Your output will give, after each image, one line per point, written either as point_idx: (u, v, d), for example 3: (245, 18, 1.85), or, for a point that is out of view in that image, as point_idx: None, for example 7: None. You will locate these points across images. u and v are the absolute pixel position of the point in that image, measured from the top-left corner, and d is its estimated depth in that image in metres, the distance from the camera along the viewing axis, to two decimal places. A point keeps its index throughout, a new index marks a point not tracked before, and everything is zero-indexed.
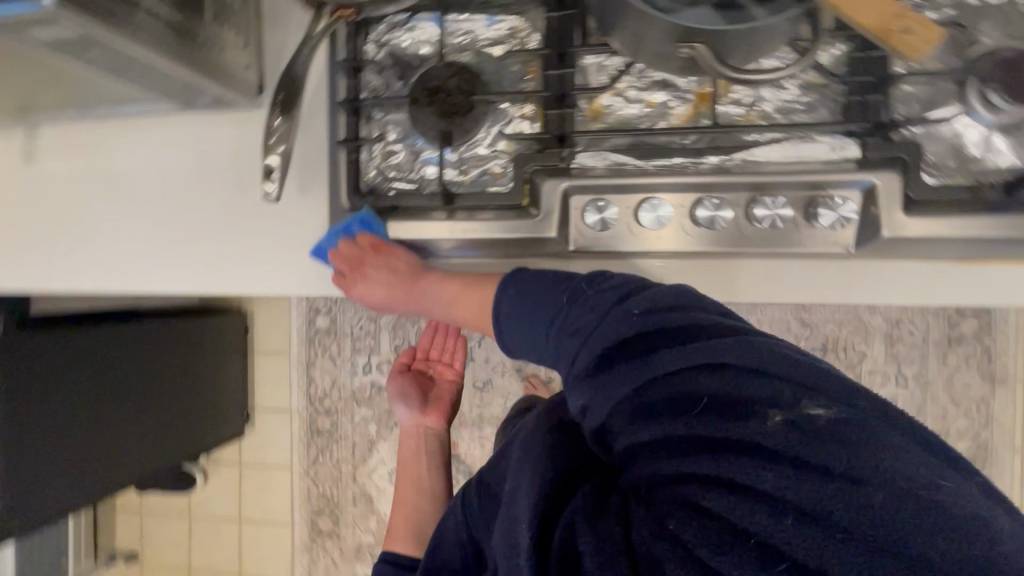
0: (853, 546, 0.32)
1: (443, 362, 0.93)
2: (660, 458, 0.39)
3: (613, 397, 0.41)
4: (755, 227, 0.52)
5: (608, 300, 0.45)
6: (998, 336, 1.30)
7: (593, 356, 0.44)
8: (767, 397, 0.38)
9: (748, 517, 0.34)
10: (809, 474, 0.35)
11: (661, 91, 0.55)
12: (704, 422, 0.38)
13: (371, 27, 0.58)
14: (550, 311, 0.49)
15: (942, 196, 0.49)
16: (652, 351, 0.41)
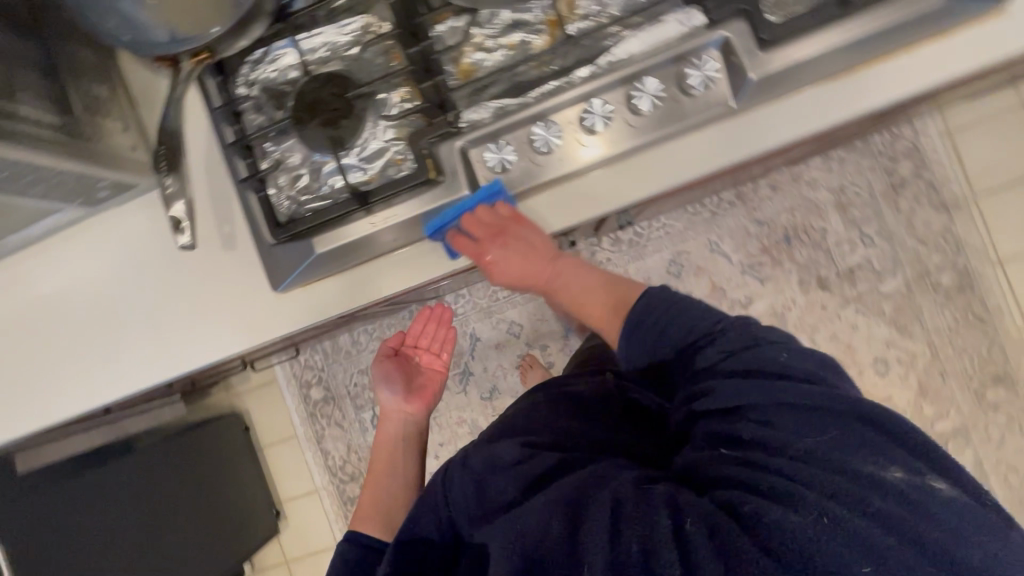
0: (871, 545, 0.43)
1: (431, 351, 0.93)
2: (755, 453, 0.50)
3: (740, 397, 0.54)
4: (641, 116, 0.56)
5: (744, 327, 0.59)
6: (934, 167, 1.36)
7: (735, 356, 0.57)
8: (873, 445, 0.49)
9: (796, 513, 0.44)
10: (865, 488, 0.46)
11: (516, 32, 0.58)
12: (808, 440, 0.50)
13: (237, 71, 0.61)
14: (677, 326, 0.62)
15: (794, 26, 0.52)
16: (786, 373, 0.54)
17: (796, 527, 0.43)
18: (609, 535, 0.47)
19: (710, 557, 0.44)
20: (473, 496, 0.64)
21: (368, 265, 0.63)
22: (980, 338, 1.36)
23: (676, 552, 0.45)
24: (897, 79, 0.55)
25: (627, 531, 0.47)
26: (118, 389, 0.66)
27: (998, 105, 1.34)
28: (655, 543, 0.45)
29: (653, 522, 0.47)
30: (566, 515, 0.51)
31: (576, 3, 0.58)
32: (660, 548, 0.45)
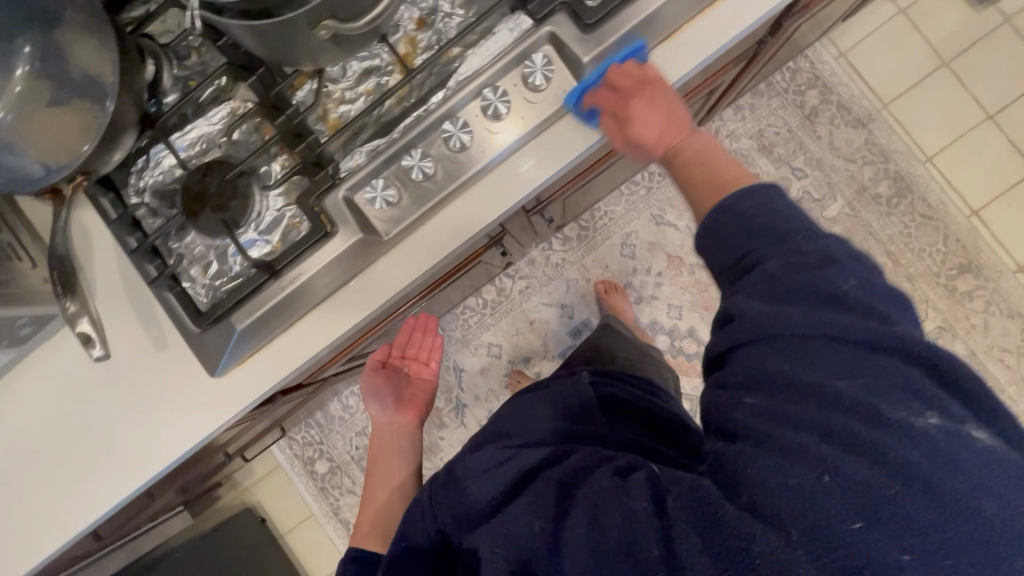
0: (881, 502, 0.38)
1: (419, 360, 1.01)
2: (765, 406, 0.44)
3: (779, 319, 0.45)
4: (497, 123, 0.59)
5: (814, 242, 0.48)
6: (839, 89, 1.41)
7: (785, 272, 0.47)
8: (909, 388, 0.42)
9: (794, 479, 0.40)
10: (891, 439, 0.40)
11: (370, 78, 0.62)
12: (840, 383, 0.42)
13: (126, 183, 0.64)
14: (748, 231, 0.50)
15: (612, 6, 0.57)
16: (831, 292, 0.45)
17: (801, 488, 0.40)
18: (589, 526, 0.47)
19: (685, 516, 0.43)
20: (462, 506, 0.58)
21: (305, 318, 0.65)
22: (934, 235, 1.37)
23: (659, 531, 0.44)
24: (712, 33, 0.61)
25: (604, 515, 0.47)
26: (76, 523, 0.66)
27: (878, 17, 1.40)
28: (640, 542, 0.44)
29: (634, 516, 0.45)
30: (553, 514, 0.49)
31: (416, 37, 0.61)
32: (641, 534, 0.44)
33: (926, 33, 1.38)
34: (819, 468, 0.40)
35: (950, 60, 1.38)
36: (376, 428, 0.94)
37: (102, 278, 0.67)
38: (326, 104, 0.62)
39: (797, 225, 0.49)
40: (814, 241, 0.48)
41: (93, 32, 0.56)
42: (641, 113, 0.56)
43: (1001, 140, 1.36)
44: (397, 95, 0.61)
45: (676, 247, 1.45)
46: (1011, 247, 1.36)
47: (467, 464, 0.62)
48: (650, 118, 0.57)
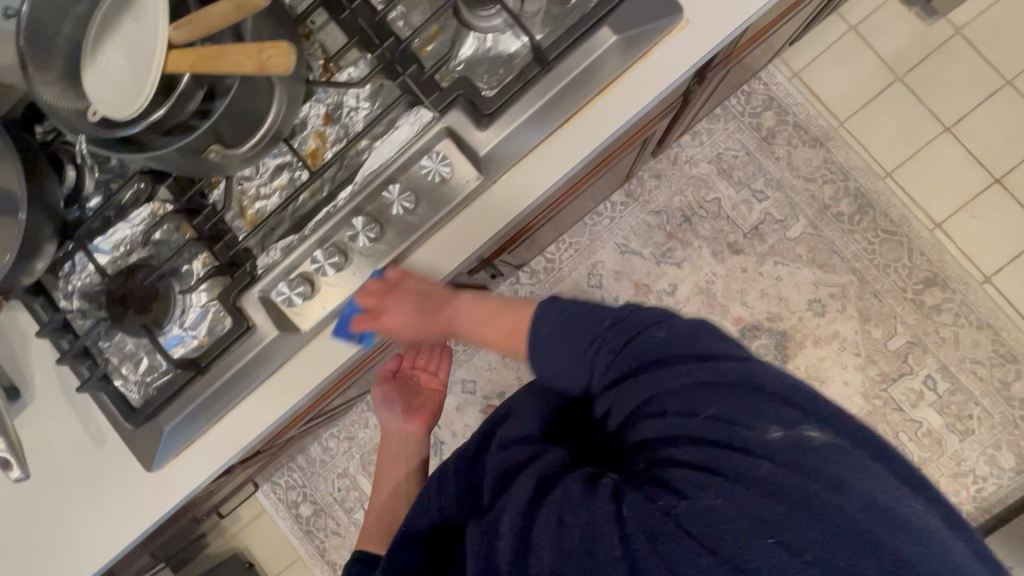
0: (787, 522, 0.39)
1: (429, 370, 0.98)
2: (680, 430, 0.46)
3: (645, 390, 0.49)
4: (403, 215, 0.60)
5: (649, 339, 0.51)
6: (794, 109, 1.41)
7: (647, 360, 0.50)
8: (769, 408, 0.44)
9: (720, 495, 0.41)
10: (772, 464, 0.41)
11: (283, 172, 0.63)
12: (708, 416, 0.45)
13: (55, 287, 0.66)
14: (586, 335, 0.55)
15: (508, 96, 0.58)
16: (678, 353, 0.49)
17: (710, 510, 0.40)
18: (556, 522, 0.44)
19: (638, 524, 0.41)
20: (458, 498, 0.62)
21: (239, 408, 0.65)
22: (898, 249, 1.37)
23: (616, 527, 0.42)
24: (618, 105, 0.61)
25: (570, 516, 0.44)
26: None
27: (829, 36, 1.40)
28: (601, 538, 0.42)
29: (596, 513, 0.43)
30: (525, 510, 0.47)
31: (325, 131, 0.62)
32: (605, 533, 0.42)
33: (878, 49, 1.38)
34: (748, 486, 0.41)
35: (903, 74, 1.38)
36: (385, 431, 0.96)
37: (40, 378, 0.69)
38: (242, 201, 0.64)
39: (631, 320, 0.53)
40: (654, 335, 0.51)
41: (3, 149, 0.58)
42: (400, 317, 0.60)
43: (959, 151, 1.36)
44: (308, 190, 0.62)
45: (642, 275, 1.45)
46: (975, 258, 1.35)
47: (468, 461, 0.64)
48: (412, 316, 0.61)
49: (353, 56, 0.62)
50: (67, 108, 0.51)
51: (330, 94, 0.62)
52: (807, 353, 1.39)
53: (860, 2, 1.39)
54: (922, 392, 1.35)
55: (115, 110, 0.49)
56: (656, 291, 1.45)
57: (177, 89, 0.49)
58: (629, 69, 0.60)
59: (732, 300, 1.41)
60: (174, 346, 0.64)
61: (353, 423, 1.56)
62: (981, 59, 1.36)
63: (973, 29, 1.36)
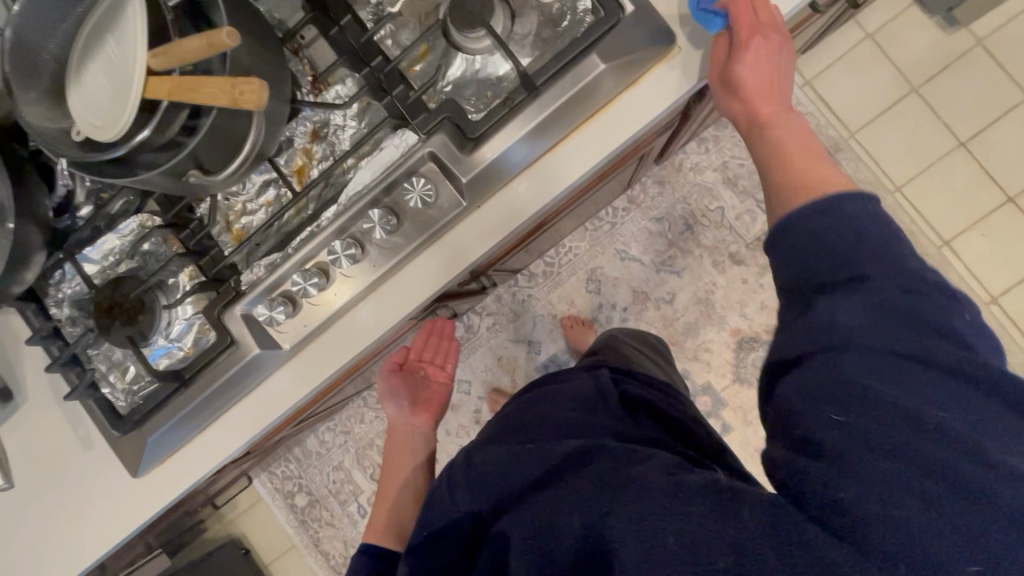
0: (995, 549, 0.32)
1: (435, 364, 1.01)
2: (846, 416, 0.37)
3: (845, 356, 0.39)
4: (384, 238, 0.60)
5: (924, 303, 0.40)
6: (804, 118, 1.37)
7: (875, 312, 0.39)
8: (1002, 427, 0.35)
9: (923, 509, 0.33)
10: (999, 488, 0.33)
11: (269, 189, 0.63)
12: (921, 413, 0.36)
13: (46, 294, 0.67)
14: (857, 261, 0.42)
15: (494, 121, 0.58)
16: (921, 327, 0.39)
17: (908, 525, 0.33)
18: (653, 529, 0.40)
19: (770, 535, 0.36)
20: (483, 494, 0.53)
21: (227, 416, 0.67)
22: None
23: (741, 531, 0.37)
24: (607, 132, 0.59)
25: (685, 525, 0.39)
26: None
27: (844, 43, 1.36)
28: (721, 556, 0.37)
29: (717, 527, 0.38)
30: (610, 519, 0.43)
31: (311, 149, 0.62)
32: (712, 541, 0.38)
33: (895, 58, 1.34)
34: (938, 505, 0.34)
35: (919, 85, 1.34)
36: (391, 426, 0.95)
37: (31, 381, 0.70)
38: (228, 216, 0.64)
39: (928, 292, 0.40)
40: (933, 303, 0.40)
41: None
42: (757, 61, 0.52)
43: (973, 167, 1.32)
44: (293, 209, 0.62)
45: (641, 282, 1.44)
46: (984, 278, 1.32)
47: (488, 455, 0.56)
48: (758, 72, 0.52)
49: (342, 73, 0.61)
50: (48, 127, 0.51)
51: (317, 112, 0.61)
52: None
53: (878, 8, 1.35)
54: None
55: (100, 130, 0.49)
56: (655, 298, 1.44)
57: (161, 110, 0.48)
58: (620, 95, 0.59)
59: (731, 310, 1.40)
60: (160, 357, 0.65)
61: (349, 418, 1.58)
62: (1002, 71, 1.31)
63: (996, 39, 1.31)
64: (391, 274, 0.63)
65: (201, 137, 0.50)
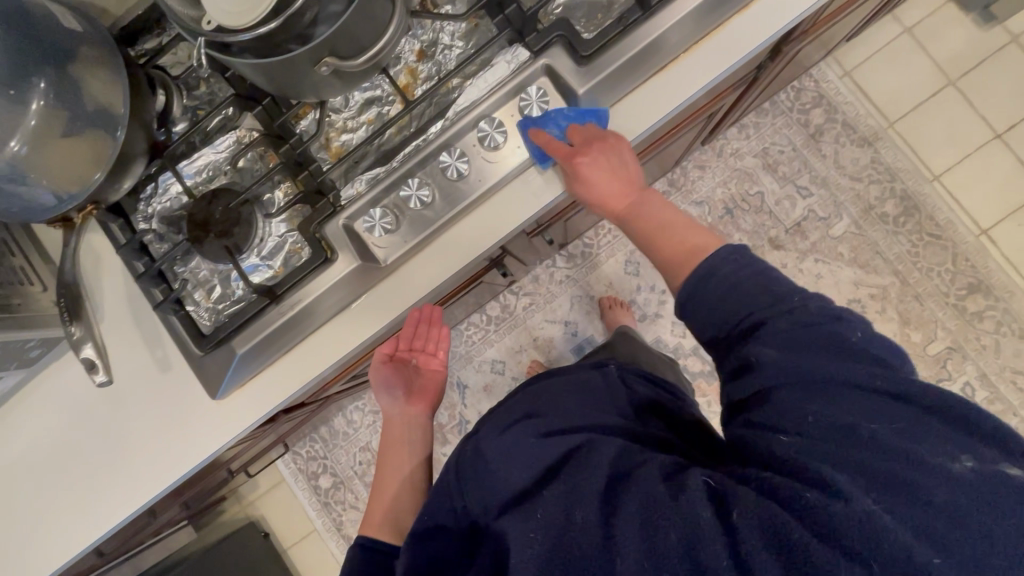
0: (935, 527, 0.38)
1: (427, 352, 0.86)
2: (792, 427, 0.44)
3: (781, 377, 0.47)
4: (484, 148, 0.60)
5: (813, 327, 0.48)
6: (844, 108, 1.41)
7: (824, 378, 0.45)
8: (935, 428, 0.41)
9: (872, 498, 0.39)
10: (916, 471, 0.39)
11: (371, 107, 0.64)
12: (875, 424, 0.42)
13: (135, 209, 0.65)
14: (722, 311, 0.54)
15: (608, 39, 0.58)
16: (847, 351, 0.46)
17: (868, 516, 0.39)
18: (641, 523, 0.45)
19: (761, 534, 0.40)
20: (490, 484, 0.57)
21: (312, 339, 0.65)
22: (942, 253, 1.36)
23: (723, 530, 0.42)
24: (718, 54, 0.61)
25: (660, 516, 0.44)
26: (71, 548, 0.66)
27: (883, 36, 1.40)
28: (707, 542, 0.41)
29: (695, 517, 0.43)
30: (598, 509, 0.47)
31: (416, 68, 0.63)
32: (710, 538, 0.41)
33: (932, 52, 1.39)
34: (870, 500, 0.39)
35: (956, 79, 1.38)
36: (385, 420, 0.85)
37: (111, 302, 0.68)
38: (329, 133, 0.64)
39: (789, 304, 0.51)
40: (851, 333, 0.47)
41: (107, 60, 0.58)
42: (595, 176, 0.59)
43: (1008, 158, 1.36)
44: (397, 125, 0.62)
45: None
46: (1020, 266, 1.34)
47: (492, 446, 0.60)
48: (606, 182, 0.60)
49: None
50: (181, 12, 0.51)
51: (425, 31, 0.62)
52: None
53: (915, 4, 1.40)
54: None
55: (229, 17, 0.48)
56: None
57: (287, 15, 0.47)
58: (731, 19, 0.61)
59: None
60: (251, 274, 0.64)
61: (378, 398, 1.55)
62: None
63: None
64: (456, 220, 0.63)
65: (312, 45, 0.50)
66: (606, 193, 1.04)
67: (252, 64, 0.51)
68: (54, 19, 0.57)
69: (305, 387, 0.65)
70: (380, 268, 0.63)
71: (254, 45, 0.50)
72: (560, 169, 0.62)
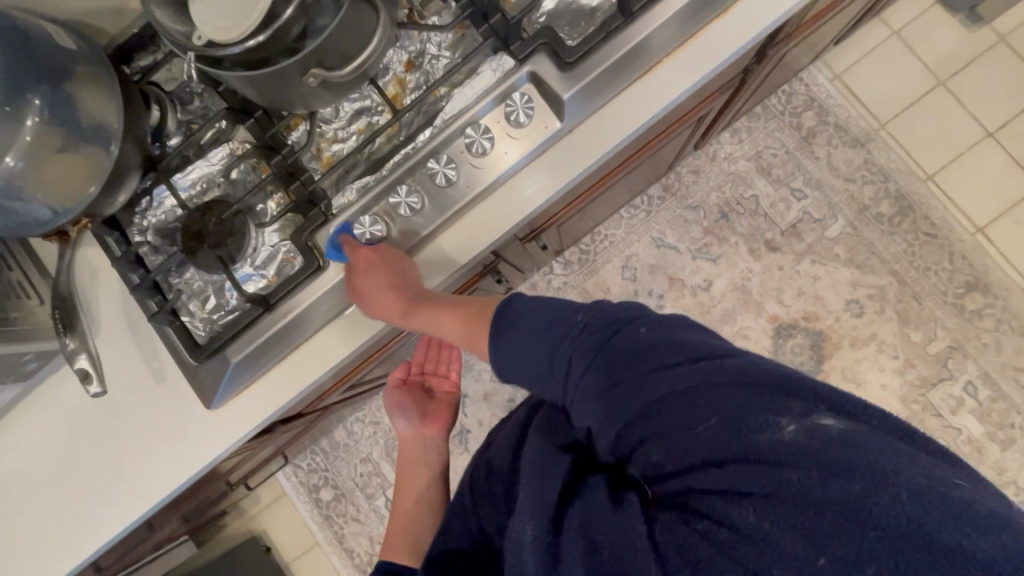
0: (857, 545, 0.35)
1: (439, 374, 0.91)
2: (688, 442, 0.43)
3: (636, 403, 0.45)
4: (472, 155, 0.61)
5: (631, 333, 0.49)
6: (835, 110, 1.42)
7: (700, 384, 0.43)
8: (801, 411, 0.41)
9: (756, 511, 0.37)
10: (817, 475, 0.37)
11: (361, 117, 0.65)
12: (726, 419, 0.42)
13: (131, 222, 0.66)
14: (548, 340, 0.54)
15: (591, 46, 0.59)
16: (670, 347, 0.47)
17: (758, 530, 0.37)
18: (586, 535, 0.41)
19: (676, 544, 0.39)
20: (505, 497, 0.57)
21: (308, 346, 0.65)
22: (939, 252, 1.36)
23: (650, 547, 0.40)
24: (700, 58, 0.62)
25: (598, 528, 0.42)
26: (64, 564, 0.66)
27: (872, 39, 1.42)
28: (634, 559, 0.39)
29: (629, 529, 0.41)
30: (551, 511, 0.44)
31: (405, 78, 0.64)
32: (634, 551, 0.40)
33: (921, 54, 1.40)
34: (786, 516, 0.37)
35: (946, 79, 1.39)
36: (401, 443, 0.84)
37: (106, 316, 0.69)
38: (320, 143, 0.65)
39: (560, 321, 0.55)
40: (635, 333, 0.49)
41: (101, 78, 0.60)
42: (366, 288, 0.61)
43: (1001, 156, 1.37)
44: (387, 133, 0.63)
45: (678, 270, 1.44)
46: (1017, 264, 1.34)
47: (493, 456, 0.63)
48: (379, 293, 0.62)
49: (438, 5, 0.64)
50: (172, 29, 0.52)
51: (413, 41, 0.63)
52: (844, 353, 1.36)
53: (903, 7, 1.41)
54: (962, 399, 1.31)
55: (222, 32, 0.50)
56: (692, 286, 1.43)
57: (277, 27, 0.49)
58: (710, 25, 0.62)
59: (769, 297, 1.40)
60: (245, 283, 0.65)
61: (378, 408, 1.55)
62: None
63: (1017, 36, 1.38)
64: (454, 219, 0.64)
65: (301, 56, 0.51)
66: (598, 198, 1.05)
67: (241, 77, 0.52)
68: (51, 38, 0.58)
69: (299, 395, 0.66)
70: None
71: (246, 57, 0.51)
72: (539, 176, 0.63)
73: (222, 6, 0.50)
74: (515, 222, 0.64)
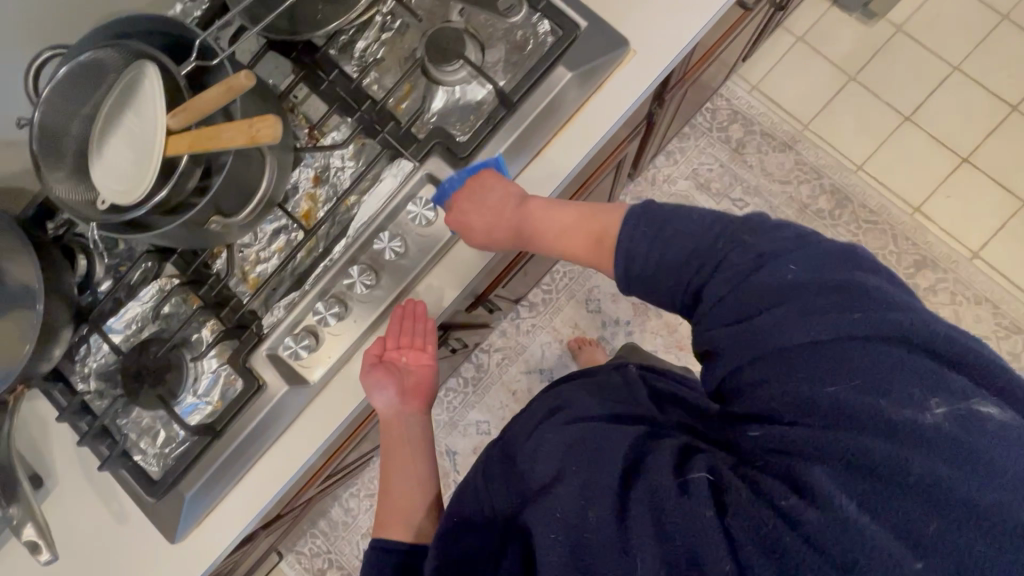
0: (928, 526, 0.36)
1: (416, 349, 0.64)
2: (791, 408, 0.42)
3: (757, 349, 0.45)
4: (387, 259, 0.63)
5: (779, 271, 0.47)
6: (759, 119, 1.48)
7: (814, 317, 0.43)
8: (931, 379, 0.40)
9: (847, 490, 0.38)
10: (917, 450, 0.37)
11: (279, 235, 0.67)
12: (839, 388, 0.41)
13: (73, 371, 0.68)
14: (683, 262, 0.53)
15: (480, 139, 0.63)
16: (847, 289, 0.44)
17: (844, 517, 0.37)
18: (654, 522, 0.41)
19: (747, 530, 0.38)
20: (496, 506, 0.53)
21: (263, 461, 0.66)
22: (883, 237, 1.40)
23: (722, 531, 0.39)
24: (588, 129, 0.66)
25: (670, 513, 0.41)
26: None
27: (780, 47, 1.49)
28: (707, 549, 0.38)
29: (698, 518, 0.40)
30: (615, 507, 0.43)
31: (315, 193, 0.67)
32: (708, 540, 0.39)
33: (828, 54, 1.47)
34: (865, 504, 0.37)
35: (856, 74, 1.46)
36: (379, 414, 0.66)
37: (61, 467, 0.70)
38: (244, 267, 0.68)
39: (735, 225, 0.52)
40: (783, 272, 0.47)
41: (19, 246, 0.62)
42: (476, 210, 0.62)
43: (922, 137, 1.43)
44: (304, 249, 0.66)
45: (638, 294, 1.50)
46: (958, 236, 1.38)
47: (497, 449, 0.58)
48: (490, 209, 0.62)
49: (336, 120, 0.67)
50: (75, 200, 0.55)
51: (316, 158, 0.67)
52: None
53: (803, 14, 1.49)
54: None
55: (125, 197, 0.52)
56: (655, 308, 1.49)
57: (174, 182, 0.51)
58: (592, 97, 0.66)
59: None
60: (190, 414, 0.66)
61: (370, 480, 1.54)
62: (925, 50, 1.45)
63: (912, 24, 1.46)
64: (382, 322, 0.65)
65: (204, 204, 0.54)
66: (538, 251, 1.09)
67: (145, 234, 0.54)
68: None
69: (263, 510, 0.66)
70: (314, 386, 0.65)
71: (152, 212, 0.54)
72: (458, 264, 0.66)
73: (123, 172, 0.53)
74: (442, 312, 0.66)
